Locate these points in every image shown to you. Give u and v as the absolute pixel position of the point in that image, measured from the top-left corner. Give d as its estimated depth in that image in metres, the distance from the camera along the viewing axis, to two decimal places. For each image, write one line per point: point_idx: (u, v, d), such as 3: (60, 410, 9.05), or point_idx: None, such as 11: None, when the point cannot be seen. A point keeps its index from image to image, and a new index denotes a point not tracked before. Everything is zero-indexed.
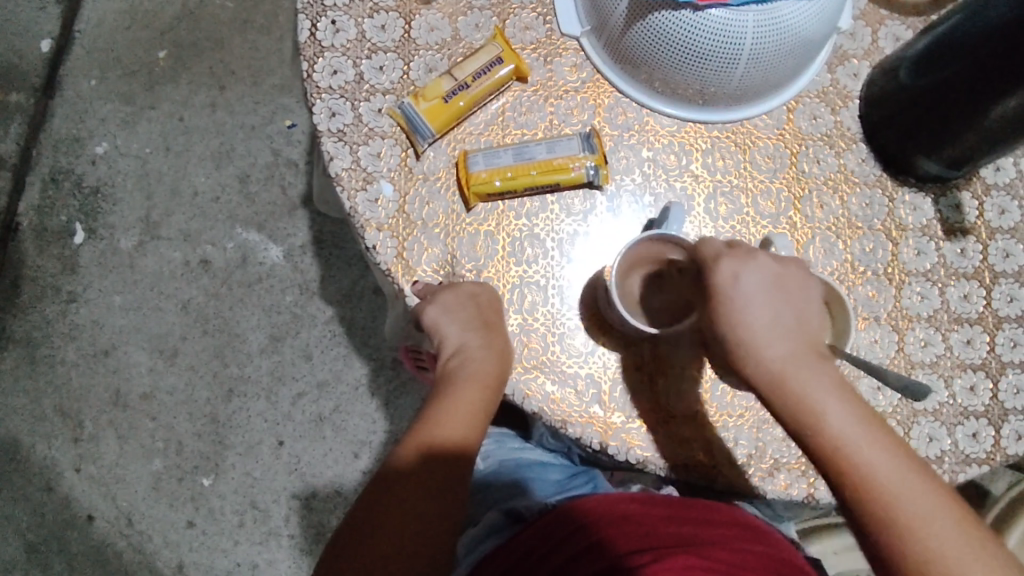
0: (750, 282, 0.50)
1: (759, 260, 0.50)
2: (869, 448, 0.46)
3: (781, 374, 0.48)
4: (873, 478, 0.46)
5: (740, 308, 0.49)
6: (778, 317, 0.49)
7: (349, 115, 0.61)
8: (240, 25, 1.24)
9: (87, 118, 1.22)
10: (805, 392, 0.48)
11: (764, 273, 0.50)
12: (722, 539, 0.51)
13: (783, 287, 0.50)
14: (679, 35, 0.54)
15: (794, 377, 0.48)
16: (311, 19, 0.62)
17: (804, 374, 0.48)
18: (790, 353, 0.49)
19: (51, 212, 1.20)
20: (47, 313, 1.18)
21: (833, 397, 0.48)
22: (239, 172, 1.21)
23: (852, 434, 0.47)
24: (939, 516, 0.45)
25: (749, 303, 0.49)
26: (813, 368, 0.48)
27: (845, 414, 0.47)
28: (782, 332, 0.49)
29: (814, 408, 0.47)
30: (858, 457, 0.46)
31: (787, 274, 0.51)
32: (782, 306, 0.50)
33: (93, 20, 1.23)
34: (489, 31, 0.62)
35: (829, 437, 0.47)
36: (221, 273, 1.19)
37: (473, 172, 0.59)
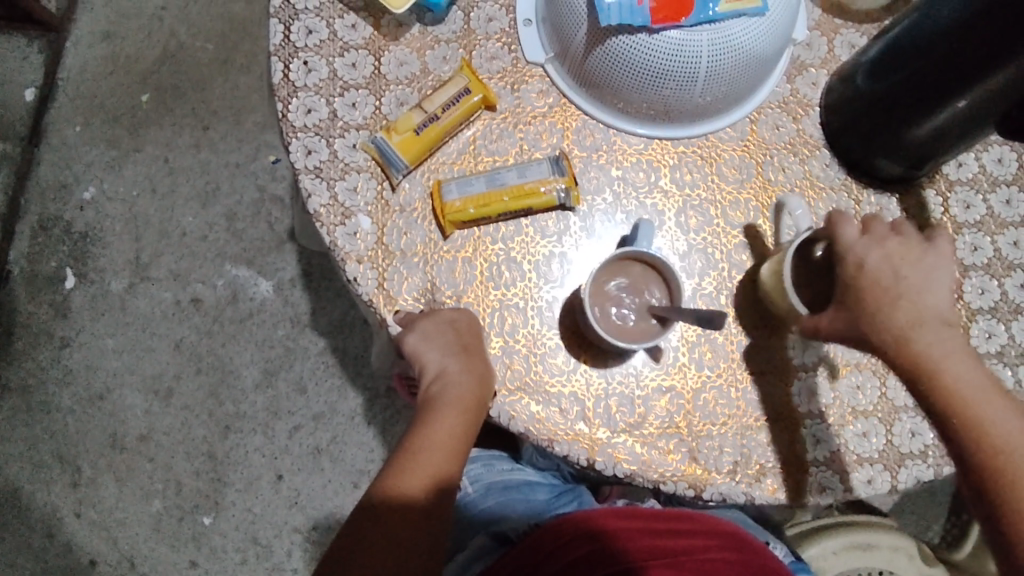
0: (881, 267, 0.53)
1: (883, 243, 0.54)
2: (983, 410, 0.50)
3: (912, 356, 0.51)
4: (998, 443, 0.50)
5: (881, 296, 0.52)
6: (914, 295, 0.52)
7: (325, 152, 0.62)
8: (220, 65, 1.26)
9: (74, 164, 1.24)
10: (940, 369, 0.51)
11: (886, 252, 0.53)
12: (701, 549, 0.53)
13: (911, 262, 0.53)
14: (639, 57, 0.56)
15: (934, 357, 0.51)
16: (284, 61, 0.63)
17: (928, 343, 0.51)
18: (923, 333, 0.52)
19: (41, 259, 1.21)
20: (41, 359, 1.18)
21: (958, 362, 0.51)
22: (226, 210, 1.23)
23: (976, 404, 0.50)
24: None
25: (877, 278, 0.52)
26: (943, 339, 0.52)
27: (972, 379, 0.51)
28: (928, 309, 0.52)
29: (946, 386, 0.51)
30: (982, 427, 0.50)
31: (913, 246, 0.54)
32: (915, 282, 0.53)
33: (75, 68, 1.25)
34: (456, 63, 0.64)
35: (952, 404, 0.51)
36: (213, 311, 1.20)
37: (448, 201, 0.60)
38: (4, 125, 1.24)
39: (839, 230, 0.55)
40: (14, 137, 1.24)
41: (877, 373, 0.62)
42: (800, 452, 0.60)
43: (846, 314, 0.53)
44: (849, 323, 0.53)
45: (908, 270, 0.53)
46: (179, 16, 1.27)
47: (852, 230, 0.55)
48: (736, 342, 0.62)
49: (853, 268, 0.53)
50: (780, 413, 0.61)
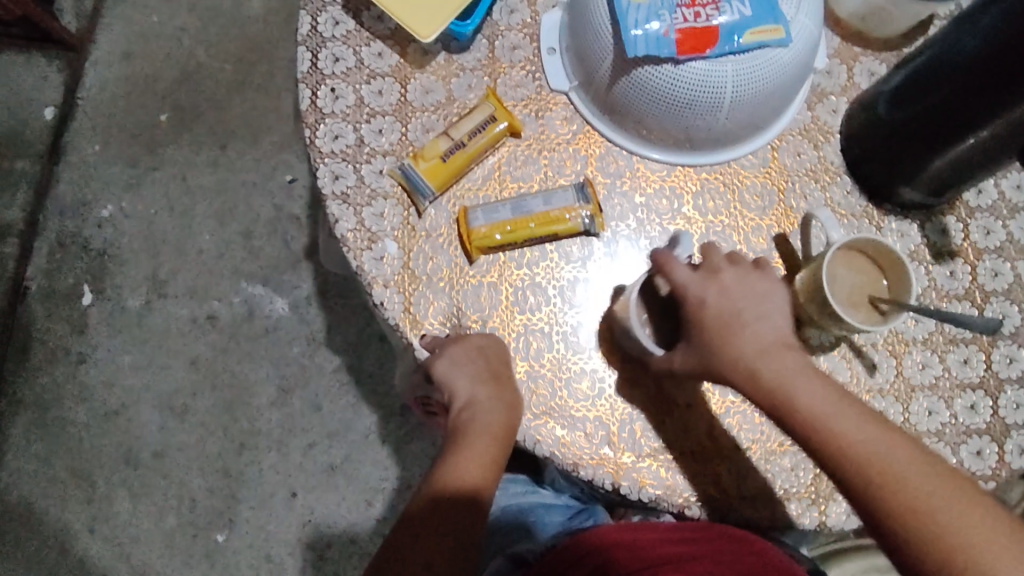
0: (717, 300, 0.55)
1: (717, 280, 0.56)
2: (838, 420, 0.51)
3: (761, 382, 0.53)
4: (868, 454, 0.50)
5: (722, 326, 0.55)
6: (751, 324, 0.55)
7: (352, 178, 0.63)
8: (238, 86, 1.29)
9: (92, 182, 1.25)
10: (789, 388, 0.52)
11: (722, 285, 0.56)
12: (712, 551, 0.53)
13: (744, 293, 0.56)
14: (663, 88, 0.57)
15: (782, 377, 0.53)
16: (311, 87, 0.65)
17: (773, 368, 0.53)
18: (768, 360, 0.53)
19: (59, 275, 1.23)
20: (57, 374, 1.20)
21: (806, 380, 0.53)
22: (243, 228, 1.24)
23: (829, 416, 0.51)
24: (921, 469, 0.50)
25: (716, 310, 0.55)
26: (784, 359, 0.54)
27: (820, 395, 0.52)
28: (765, 336, 0.55)
29: (802, 403, 0.52)
30: (848, 439, 0.51)
31: (745, 277, 0.57)
32: (750, 311, 0.55)
33: (94, 87, 1.28)
34: (481, 90, 0.65)
35: (808, 420, 0.52)
36: (229, 328, 1.21)
37: (474, 228, 0.61)
38: (23, 143, 1.25)
39: (672, 271, 0.57)
40: (34, 155, 1.25)
41: (900, 399, 0.63)
42: (823, 477, 0.60)
43: (699, 352, 0.55)
44: (701, 359, 0.55)
45: (747, 301, 0.56)
46: (198, 38, 1.30)
47: (683, 272, 0.57)
48: None
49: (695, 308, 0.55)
50: None
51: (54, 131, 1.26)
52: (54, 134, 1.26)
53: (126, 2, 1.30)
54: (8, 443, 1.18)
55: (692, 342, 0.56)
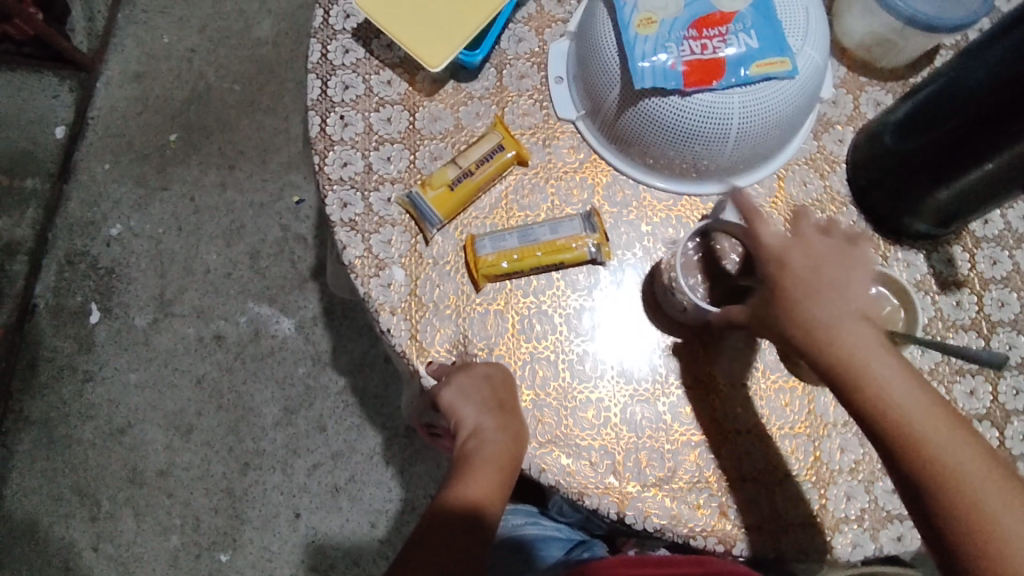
0: (800, 263, 0.51)
1: (803, 241, 0.52)
2: (906, 400, 0.47)
3: (832, 348, 0.48)
4: (930, 442, 0.46)
5: (801, 289, 0.50)
6: (835, 290, 0.49)
7: (360, 205, 0.63)
8: (247, 107, 1.30)
9: (102, 201, 1.27)
10: (860, 361, 0.47)
11: (806, 248, 0.51)
12: None
13: (833, 259, 0.51)
14: (670, 118, 0.58)
15: (853, 347, 0.48)
16: (321, 115, 0.65)
17: (847, 337, 0.48)
18: (844, 330, 0.48)
19: (67, 293, 1.23)
20: (63, 392, 1.20)
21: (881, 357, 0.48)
22: (250, 248, 1.25)
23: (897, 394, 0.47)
24: (980, 465, 0.45)
25: (796, 272, 0.50)
26: (862, 330, 0.48)
27: (893, 372, 0.47)
28: (850, 303, 0.49)
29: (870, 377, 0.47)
30: (911, 419, 0.46)
31: (829, 239, 0.52)
32: (836, 277, 0.50)
33: (105, 107, 1.29)
34: (489, 119, 0.66)
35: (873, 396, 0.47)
36: (235, 347, 1.22)
37: (482, 255, 0.61)
38: (33, 162, 1.27)
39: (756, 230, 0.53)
40: (44, 173, 1.27)
41: None
42: (830, 508, 0.59)
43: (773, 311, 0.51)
44: (771, 317, 0.51)
45: (832, 266, 0.51)
46: (209, 59, 1.31)
47: (768, 232, 0.52)
48: (766, 397, 0.61)
49: (774, 265, 0.51)
50: (811, 468, 0.60)
51: (65, 150, 1.27)
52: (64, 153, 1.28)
53: (139, 24, 1.32)
54: (13, 460, 1.18)
55: (761, 297, 0.52)
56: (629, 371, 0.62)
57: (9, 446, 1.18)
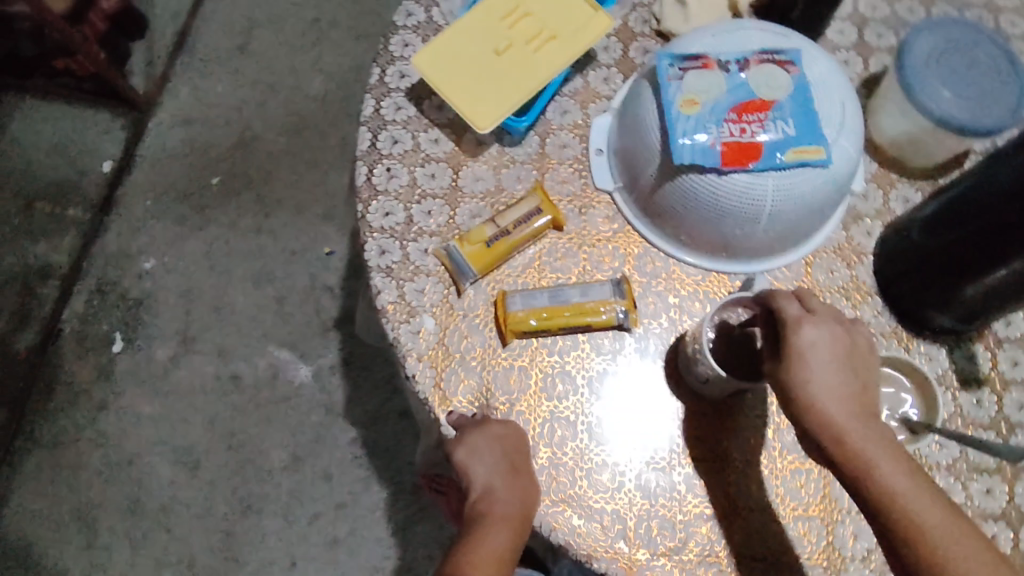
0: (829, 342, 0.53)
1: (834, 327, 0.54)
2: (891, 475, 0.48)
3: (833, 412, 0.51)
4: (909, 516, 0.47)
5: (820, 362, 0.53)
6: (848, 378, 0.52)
7: (398, 253, 0.66)
8: (290, 158, 1.35)
9: (139, 235, 1.31)
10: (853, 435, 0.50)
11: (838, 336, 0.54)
12: None
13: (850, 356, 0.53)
14: (704, 195, 0.60)
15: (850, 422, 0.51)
16: (369, 165, 0.68)
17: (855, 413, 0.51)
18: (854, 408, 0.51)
19: (94, 321, 1.26)
20: (76, 418, 1.21)
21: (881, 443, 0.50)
22: (277, 293, 1.28)
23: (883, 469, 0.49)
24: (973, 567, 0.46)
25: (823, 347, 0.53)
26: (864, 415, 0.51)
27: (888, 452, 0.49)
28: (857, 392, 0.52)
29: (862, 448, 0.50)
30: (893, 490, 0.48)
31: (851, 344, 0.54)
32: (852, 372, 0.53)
33: (154, 146, 1.35)
34: (529, 183, 0.68)
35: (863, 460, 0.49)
36: (251, 389, 1.23)
37: (511, 310, 0.63)
38: (78, 192, 1.31)
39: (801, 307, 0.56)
40: (86, 204, 1.31)
41: None
42: None
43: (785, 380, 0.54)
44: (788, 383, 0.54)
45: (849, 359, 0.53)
46: (257, 109, 1.37)
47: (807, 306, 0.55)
48: (782, 477, 0.61)
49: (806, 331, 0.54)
50: (822, 553, 0.60)
51: (110, 183, 1.32)
52: (109, 186, 1.32)
53: (196, 72, 1.39)
54: (16, 481, 1.19)
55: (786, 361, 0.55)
56: (632, 443, 0.62)
57: (15, 466, 1.19)
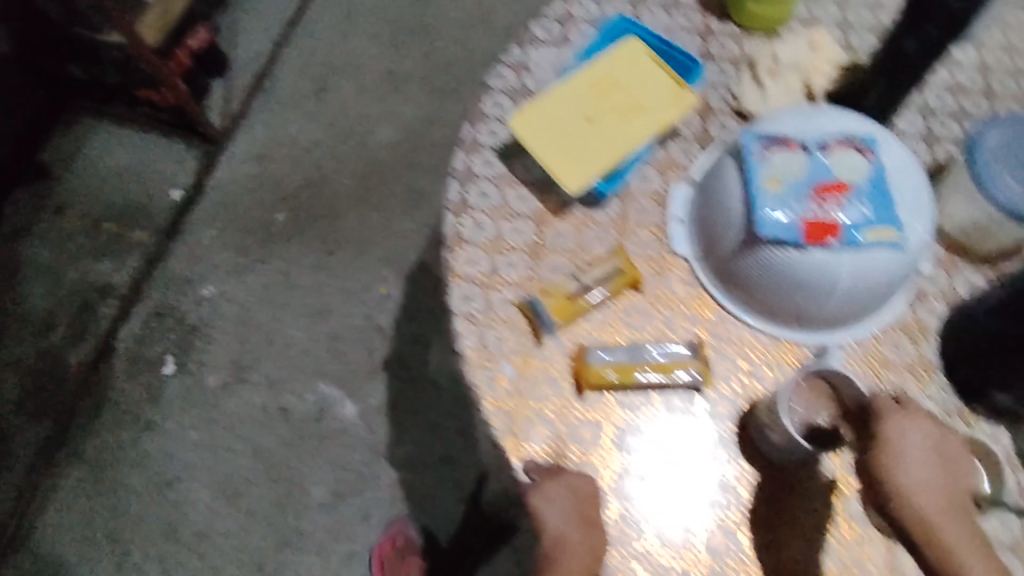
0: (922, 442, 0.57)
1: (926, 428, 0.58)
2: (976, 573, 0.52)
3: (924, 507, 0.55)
4: None
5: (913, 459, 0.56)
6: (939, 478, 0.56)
7: (481, 301, 0.69)
8: (356, 200, 1.41)
9: (201, 263, 1.37)
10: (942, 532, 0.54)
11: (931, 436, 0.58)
12: None
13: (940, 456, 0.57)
14: (784, 268, 0.62)
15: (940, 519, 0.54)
16: (457, 216, 0.72)
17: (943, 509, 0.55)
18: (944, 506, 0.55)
19: (149, 343, 1.33)
20: (123, 437, 1.27)
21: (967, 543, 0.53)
22: (331, 330, 1.32)
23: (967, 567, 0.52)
24: None
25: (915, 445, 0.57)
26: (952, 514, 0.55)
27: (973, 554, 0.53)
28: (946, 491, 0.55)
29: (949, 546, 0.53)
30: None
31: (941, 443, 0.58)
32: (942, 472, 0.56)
33: (225, 179, 1.43)
34: (609, 243, 0.72)
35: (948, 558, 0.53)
36: (298, 423, 1.27)
37: (590, 363, 0.66)
38: (145, 216, 1.41)
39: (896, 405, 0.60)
40: (153, 229, 1.41)
41: None
42: None
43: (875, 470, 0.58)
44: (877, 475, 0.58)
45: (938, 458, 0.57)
46: (328, 151, 1.45)
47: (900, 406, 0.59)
48: (848, 546, 0.62)
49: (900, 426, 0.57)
50: None
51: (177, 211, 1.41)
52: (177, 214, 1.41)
53: (272, 113, 1.48)
54: (57, 491, 1.25)
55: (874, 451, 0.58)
56: (681, 493, 0.64)
57: (56, 479, 1.25)
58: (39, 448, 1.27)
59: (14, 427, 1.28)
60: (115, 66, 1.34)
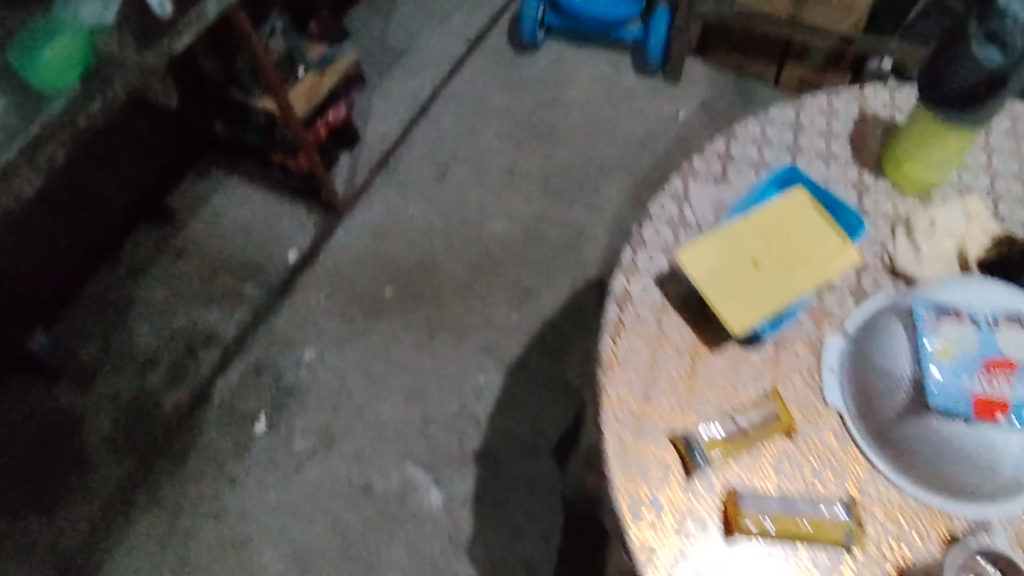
0: None
1: None
2: None
3: None
4: None
5: None
6: None
7: (634, 432, 0.81)
8: (465, 285, 1.70)
9: (307, 328, 1.67)
10: None
11: None
12: None
13: None
14: (944, 441, 0.72)
15: None
16: (613, 339, 0.86)
17: None
18: None
19: (243, 399, 1.60)
20: (202, 483, 1.53)
21: None
22: (426, 413, 1.57)
23: None
24: None
25: None
26: None
27: None
28: None
29: None
30: None
31: None
32: None
33: (339, 248, 1.75)
34: (769, 391, 0.83)
35: None
36: (381, 501, 1.49)
37: (744, 508, 0.77)
38: (259, 271, 1.74)
39: None
40: (263, 284, 1.73)
41: None
42: None
43: None
44: None
45: None
46: (440, 236, 1.77)
47: None
48: None
49: None
50: None
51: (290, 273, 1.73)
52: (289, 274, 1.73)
53: (393, 192, 1.82)
54: (134, 521, 1.50)
55: None
56: None
57: (132, 514, 1.50)
58: (125, 479, 1.53)
59: (99, 458, 1.55)
60: (258, 127, 1.67)
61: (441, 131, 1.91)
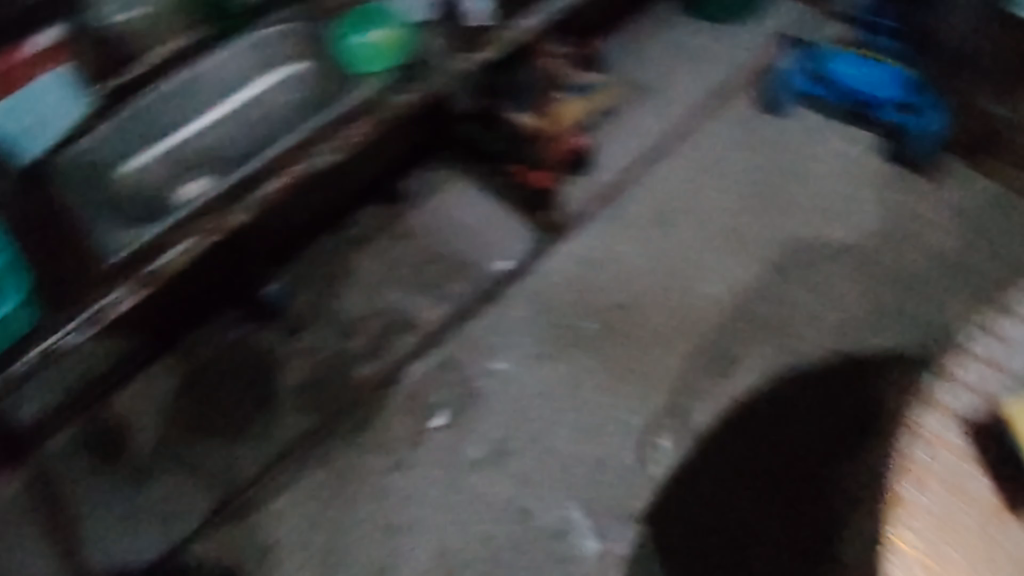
0: None
1: None
2: None
3: None
4: None
5: None
6: None
7: None
8: (665, 339, 1.68)
9: (504, 339, 1.69)
10: None
11: None
12: None
13: None
14: None
15: None
16: (911, 482, 0.87)
17: None
18: None
19: (428, 390, 1.63)
20: (370, 462, 1.55)
21: None
22: (599, 457, 1.54)
23: None
24: None
25: None
26: None
27: None
28: None
29: None
30: None
31: None
32: None
33: (549, 271, 1.77)
34: None
35: None
36: (535, 531, 1.48)
37: None
38: (467, 270, 1.78)
39: None
40: (470, 285, 1.77)
41: None
42: None
43: None
44: None
45: None
46: (649, 280, 1.76)
47: None
48: None
49: None
50: None
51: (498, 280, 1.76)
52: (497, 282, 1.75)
53: (613, 229, 1.83)
54: (300, 475, 1.54)
55: None
56: None
57: (301, 469, 1.55)
58: (302, 433, 1.58)
59: (284, 408, 1.62)
60: (505, 137, 1.79)
61: (671, 178, 1.90)
